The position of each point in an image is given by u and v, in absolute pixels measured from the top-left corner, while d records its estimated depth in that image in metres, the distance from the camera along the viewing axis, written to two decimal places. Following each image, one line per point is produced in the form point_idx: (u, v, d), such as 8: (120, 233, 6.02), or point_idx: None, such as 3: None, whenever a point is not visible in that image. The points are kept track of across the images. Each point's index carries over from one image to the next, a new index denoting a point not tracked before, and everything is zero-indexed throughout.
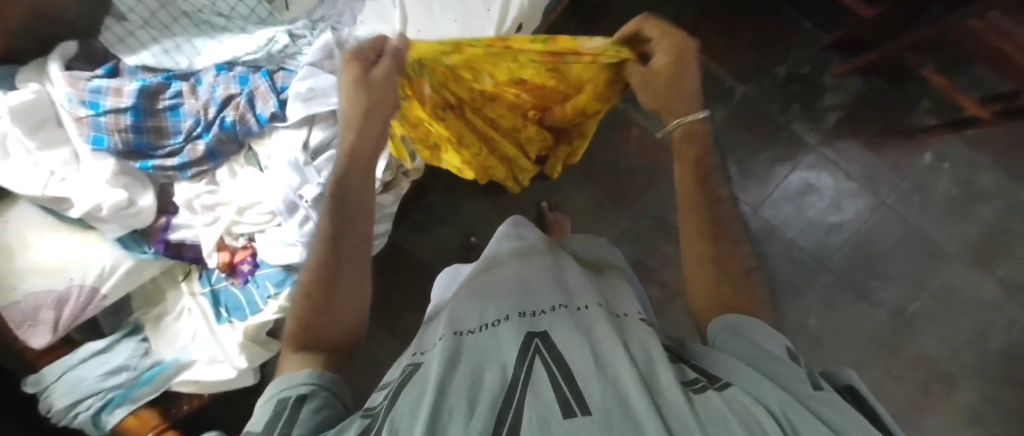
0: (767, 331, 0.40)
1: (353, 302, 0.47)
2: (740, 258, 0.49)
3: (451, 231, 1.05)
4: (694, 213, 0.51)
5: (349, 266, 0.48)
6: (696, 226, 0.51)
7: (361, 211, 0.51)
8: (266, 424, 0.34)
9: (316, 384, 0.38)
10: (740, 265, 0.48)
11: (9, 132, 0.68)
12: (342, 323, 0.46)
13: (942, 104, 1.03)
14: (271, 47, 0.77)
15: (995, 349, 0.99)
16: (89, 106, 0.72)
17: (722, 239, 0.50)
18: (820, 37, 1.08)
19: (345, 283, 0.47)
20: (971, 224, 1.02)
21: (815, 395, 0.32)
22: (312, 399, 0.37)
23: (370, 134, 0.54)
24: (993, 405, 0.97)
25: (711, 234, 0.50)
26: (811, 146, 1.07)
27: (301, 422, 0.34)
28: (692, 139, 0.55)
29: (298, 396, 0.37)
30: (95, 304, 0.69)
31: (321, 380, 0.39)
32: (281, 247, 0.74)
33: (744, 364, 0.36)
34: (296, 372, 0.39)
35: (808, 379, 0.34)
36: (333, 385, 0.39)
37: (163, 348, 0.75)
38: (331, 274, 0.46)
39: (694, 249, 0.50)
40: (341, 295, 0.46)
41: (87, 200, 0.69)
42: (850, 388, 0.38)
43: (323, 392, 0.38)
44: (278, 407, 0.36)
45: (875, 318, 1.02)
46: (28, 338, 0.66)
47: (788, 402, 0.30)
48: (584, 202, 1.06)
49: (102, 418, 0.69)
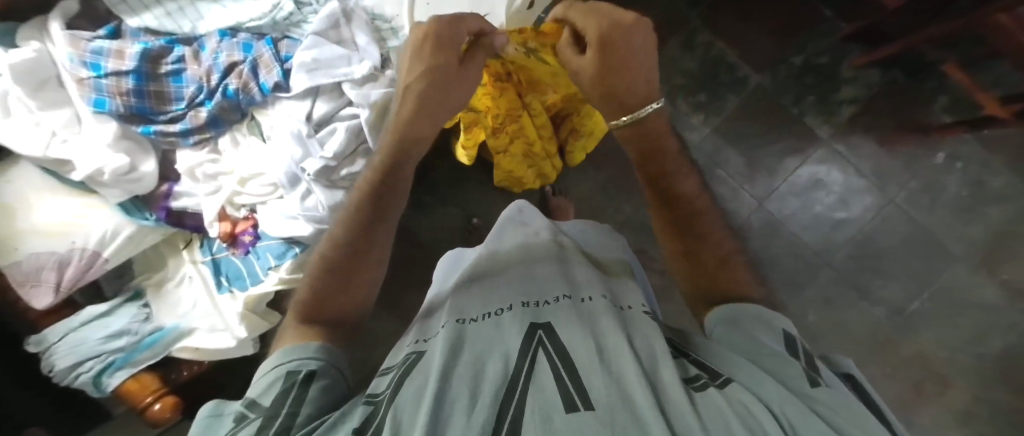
0: (764, 319, 0.41)
1: (369, 287, 0.47)
2: (717, 248, 0.50)
3: (454, 211, 1.05)
4: (660, 211, 0.53)
5: (373, 251, 0.46)
6: (662, 224, 0.53)
7: (397, 203, 0.48)
8: (274, 400, 0.34)
9: (322, 361, 0.38)
10: (718, 255, 0.49)
11: (11, 91, 0.68)
12: (352, 306, 0.45)
13: (959, 103, 1.01)
14: (276, 13, 0.75)
15: (991, 351, 0.99)
16: (91, 67, 0.70)
17: (693, 234, 0.51)
18: (841, 27, 1.04)
19: (369, 270, 0.46)
20: (978, 226, 1.01)
21: (814, 392, 0.32)
22: (320, 379, 0.37)
23: (427, 126, 0.49)
24: (985, 406, 0.98)
25: (678, 231, 0.51)
26: (822, 141, 1.05)
27: (312, 403, 0.34)
28: (642, 131, 0.54)
29: (308, 372, 0.37)
30: (97, 267, 0.70)
31: (328, 357, 0.39)
32: (283, 220, 0.73)
33: (744, 359, 0.36)
34: (300, 344, 0.39)
35: (806, 374, 0.34)
36: (337, 360, 0.40)
37: (163, 315, 0.76)
38: (356, 257, 0.45)
39: (669, 245, 0.52)
40: (358, 280, 0.45)
41: (88, 163, 0.68)
42: (848, 377, 0.38)
43: (329, 371, 0.38)
44: (287, 381, 0.36)
45: (874, 316, 1.02)
46: (30, 299, 0.66)
47: (787, 399, 0.30)
48: (589, 187, 1.05)
49: (103, 381, 0.69)
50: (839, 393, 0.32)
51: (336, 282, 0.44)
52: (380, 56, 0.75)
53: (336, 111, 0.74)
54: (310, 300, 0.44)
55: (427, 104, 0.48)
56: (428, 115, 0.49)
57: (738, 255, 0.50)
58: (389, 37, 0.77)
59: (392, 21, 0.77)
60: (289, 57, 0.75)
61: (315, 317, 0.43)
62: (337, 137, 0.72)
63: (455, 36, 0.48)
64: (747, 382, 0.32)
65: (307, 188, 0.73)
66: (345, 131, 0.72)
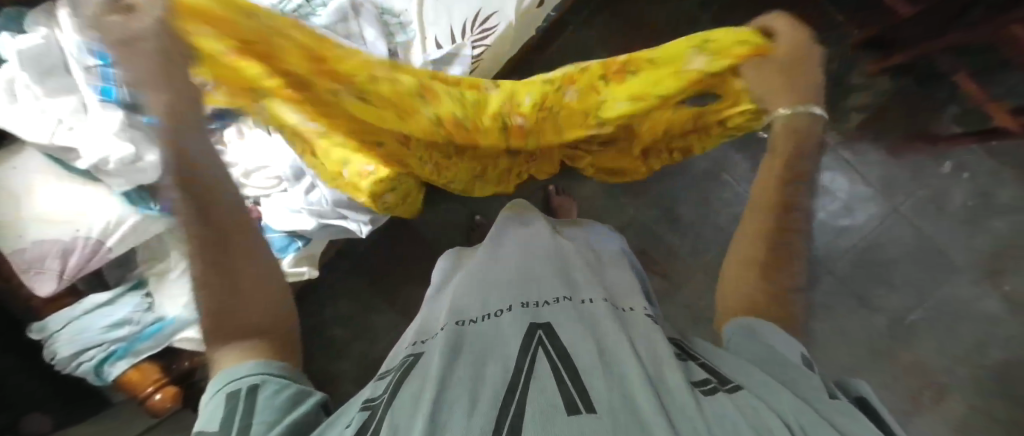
0: (782, 334, 0.39)
1: (273, 275, 0.43)
2: (787, 278, 0.45)
3: (457, 207, 1.05)
4: (768, 211, 0.48)
5: (240, 263, 0.40)
6: (764, 225, 0.47)
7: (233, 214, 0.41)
8: (222, 422, 0.32)
9: (265, 372, 0.36)
10: (787, 281, 0.45)
11: (17, 78, 0.68)
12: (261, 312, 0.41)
13: (968, 113, 1.01)
14: (283, 6, 0.75)
15: (991, 363, 0.98)
16: (98, 55, 0.71)
17: (776, 271, 0.46)
18: (853, 33, 1.05)
19: (251, 270, 0.41)
20: (981, 237, 1.00)
21: (830, 405, 0.31)
22: (263, 388, 0.35)
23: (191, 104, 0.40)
24: (982, 418, 0.97)
25: (773, 239, 0.46)
26: (829, 147, 1.05)
27: (260, 414, 0.33)
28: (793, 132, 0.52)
29: (248, 387, 0.34)
30: (101, 255, 0.70)
31: (270, 368, 0.37)
32: (287, 214, 0.74)
33: (753, 367, 0.35)
34: (242, 364, 0.37)
35: (820, 387, 0.33)
36: (278, 368, 0.38)
37: (166, 305, 0.75)
38: (218, 271, 0.39)
39: (748, 247, 0.48)
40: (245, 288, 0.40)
41: (94, 152, 0.68)
42: (858, 400, 0.36)
43: (278, 380, 0.36)
44: (230, 400, 0.34)
45: (874, 325, 1.01)
46: (34, 285, 0.67)
47: (801, 408, 0.29)
48: (594, 188, 1.05)
49: (103, 370, 0.69)
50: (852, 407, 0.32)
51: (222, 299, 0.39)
52: (387, 51, 0.73)
53: None
54: (214, 322, 0.39)
55: (141, 78, 0.39)
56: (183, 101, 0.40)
57: (795, 292, 0.45)
58: (396, 31, 0.76)
59: (400, 16, 0.77)
60: None
61: (228, 339, 0.39)
62: None
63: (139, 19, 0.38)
64: (754, 388, 0.32)
65: (310, 183, 0.73)
66: None
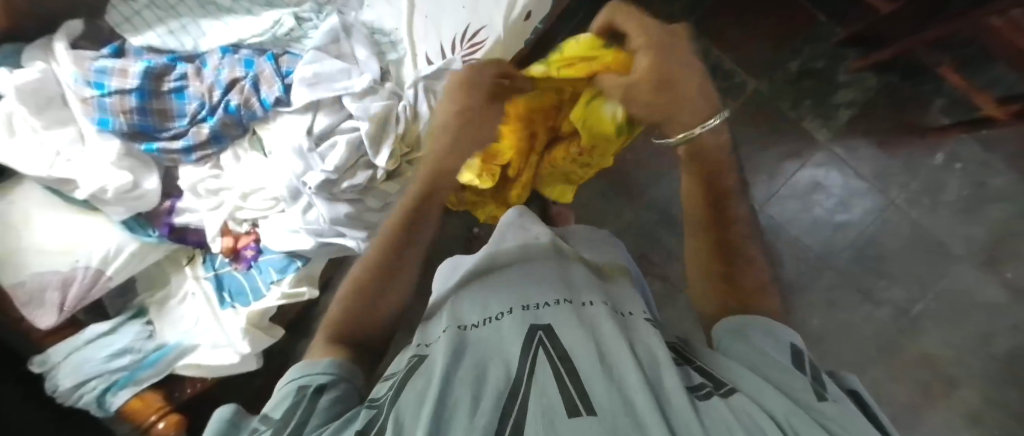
0: (771, 331, 0.39)
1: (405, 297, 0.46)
2: (754, 272, 0.46)
3: (455, 221, 1.06)
4: (708, 230, 0.50)
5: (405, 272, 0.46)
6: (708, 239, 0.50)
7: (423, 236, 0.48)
8: (286, 413, 0.33)
9: (337, 375, 0.37)
10: (755, 278, 0.46)
11: (15, 112, 0.68)
12: (372, 324, 0.43)
13: (956, 104, 1.02)
14: (277, 30, 0.77)
15: (1000, 352, 0.97)
16: (95, 86, 0.72)
17: (748, 276, 0.46)
18: (835, 31, 1.07)
19: (399, 287, 0.45)
20: (979, 225, 1.01)
21: (817, 405, 0.30)
22: (331, 390, 0.35)
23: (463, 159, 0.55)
24: (996, 409, 0.95)
25: (721, 253, 0.48)
26: (820, 143, 1.06)
27: (317, 416, 0.33)
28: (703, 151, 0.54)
29: (318, 385, 0.35)
30: (101, 285, 0.70)
31: (342, 370, 0.37)
32: (286, 234, 0.74)
33: (748, 370, 0.35)
34: (319, 360, 0.38)
35: (813, 387, 0.32)
36: (352, 375, 0.38)
37: (166, 331, 0.76)
38: (384, 274, 0.45)
39: (706, 267, 0.49)
40: (391, 297, 0.44)
41: (92, 182, 0.69)
42: (853, 393, 0.36)
43: (343, 386, 0.37)
44: (298, 395, 0.35)
45: (879, 318, 1.01)
46: (34, 318, 0.66)
47: (793, 409, 0.29)
48: (590, 196, 1.06)
49: (107, 401, 0.67)
50: (845, 405, 0.31)
51: (362, 282, 0.44)
52: (379, 69, 0.77)
53: (337, 124, 0.74)
54: (344, 297, 0.44)
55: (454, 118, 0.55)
56: (460, 150, 0.54)
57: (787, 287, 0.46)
58: (387, 49, 0.79)
59: (391, 35, 0.80)
60: (290, 72, 0.76)
61: (348, 329, 0.42)
62: (337, 151, 0.71)
63: (478, 80, 0.57)
64: (749, 393, 0.31)
65: (307, 202, 0.73)
66: (345, 145, 0.71)
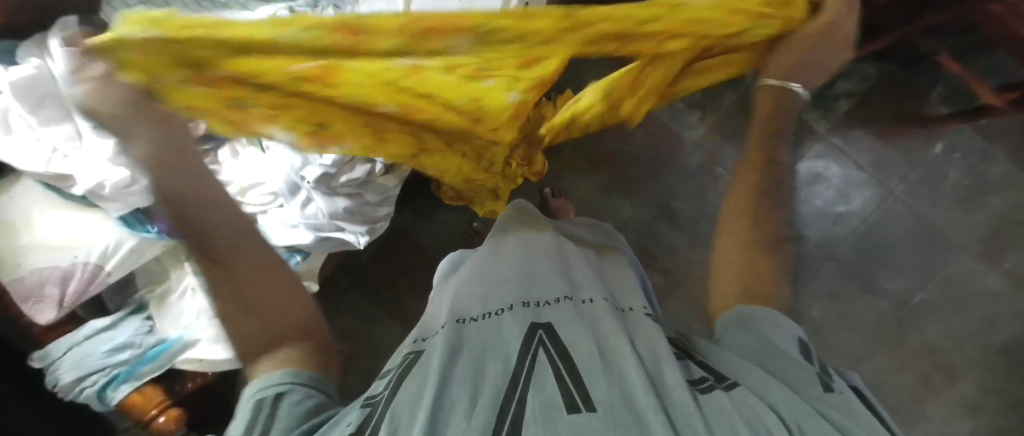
0: (776, 322, 0.38)
1: (295, 295, 0.43)
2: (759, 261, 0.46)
3: (454, 216, 1.05)
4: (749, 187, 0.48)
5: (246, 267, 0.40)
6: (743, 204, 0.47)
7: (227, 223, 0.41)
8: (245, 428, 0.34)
9: (294, 382, 0.36)
10: (731, 251, 0.47)
11: (12, 107, 0.69)
12: (293, 325, 0.41)
13: (955, 93, 1.02)
14: None
15: (999, 341, 0.97)
16: None
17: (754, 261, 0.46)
18: None
19: (254, 287, 0.40)
20: (979, 214, 1.01)
21: (825, 398, 0.31)
22: (288, 395, 0.36)
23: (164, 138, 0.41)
24: (995, 397, 0.96)
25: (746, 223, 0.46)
26: (820, 135, 1.06)
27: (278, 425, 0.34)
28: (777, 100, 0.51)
29: (274, 395, 0.35)
30: (100, 280, 0.70)
31: (301, 377, 0.37)
32: (284, 229, 0.74)
33: (753, 367, 0.35)
34: (276, 370, 0.37)
35: (819, 378, 0.33)
36: (312, 379, 0.38)
37: (167, 327, 0.77)
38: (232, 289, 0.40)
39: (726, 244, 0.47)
40: (263, 301, 0.40)
41: (89, 177, 0.69)
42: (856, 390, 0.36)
43: (304, 390, 0.36)
44: (256, 407, 0.35)
45: (879, 309, 1.01)
46: (34, 314, 0.64)
47: (797, 404, 0.29)
48: (589, 189, 1.05)
49: (107, 394, 0.67)
50: (851, 399, 0.32)
51: (232, 311, 0.39)
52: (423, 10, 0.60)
53: None
54: (237, 338, 0.40)
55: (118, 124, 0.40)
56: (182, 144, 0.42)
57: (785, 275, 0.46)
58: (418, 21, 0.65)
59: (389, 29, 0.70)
60: None
61: (258, 349, 0.39)
62: None
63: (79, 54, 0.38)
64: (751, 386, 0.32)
65: (305, 196, 0.74)
66: None
